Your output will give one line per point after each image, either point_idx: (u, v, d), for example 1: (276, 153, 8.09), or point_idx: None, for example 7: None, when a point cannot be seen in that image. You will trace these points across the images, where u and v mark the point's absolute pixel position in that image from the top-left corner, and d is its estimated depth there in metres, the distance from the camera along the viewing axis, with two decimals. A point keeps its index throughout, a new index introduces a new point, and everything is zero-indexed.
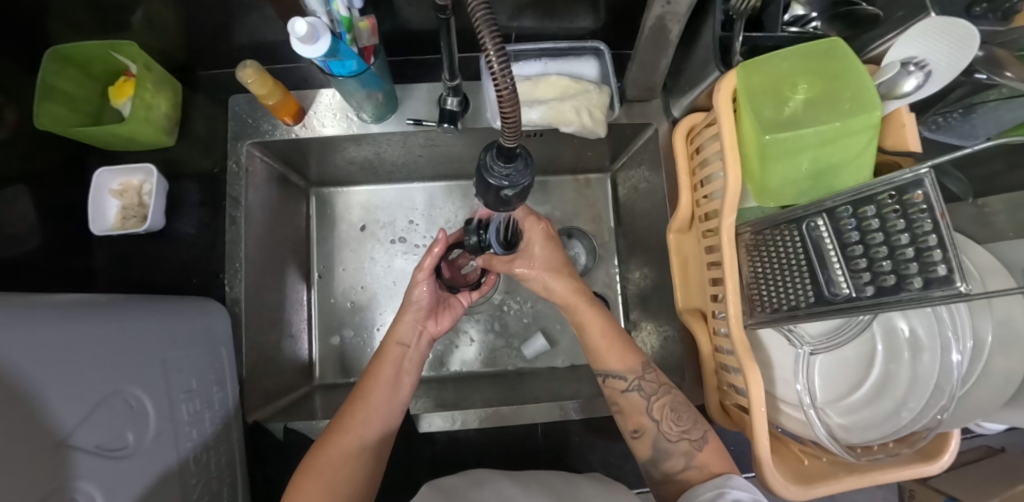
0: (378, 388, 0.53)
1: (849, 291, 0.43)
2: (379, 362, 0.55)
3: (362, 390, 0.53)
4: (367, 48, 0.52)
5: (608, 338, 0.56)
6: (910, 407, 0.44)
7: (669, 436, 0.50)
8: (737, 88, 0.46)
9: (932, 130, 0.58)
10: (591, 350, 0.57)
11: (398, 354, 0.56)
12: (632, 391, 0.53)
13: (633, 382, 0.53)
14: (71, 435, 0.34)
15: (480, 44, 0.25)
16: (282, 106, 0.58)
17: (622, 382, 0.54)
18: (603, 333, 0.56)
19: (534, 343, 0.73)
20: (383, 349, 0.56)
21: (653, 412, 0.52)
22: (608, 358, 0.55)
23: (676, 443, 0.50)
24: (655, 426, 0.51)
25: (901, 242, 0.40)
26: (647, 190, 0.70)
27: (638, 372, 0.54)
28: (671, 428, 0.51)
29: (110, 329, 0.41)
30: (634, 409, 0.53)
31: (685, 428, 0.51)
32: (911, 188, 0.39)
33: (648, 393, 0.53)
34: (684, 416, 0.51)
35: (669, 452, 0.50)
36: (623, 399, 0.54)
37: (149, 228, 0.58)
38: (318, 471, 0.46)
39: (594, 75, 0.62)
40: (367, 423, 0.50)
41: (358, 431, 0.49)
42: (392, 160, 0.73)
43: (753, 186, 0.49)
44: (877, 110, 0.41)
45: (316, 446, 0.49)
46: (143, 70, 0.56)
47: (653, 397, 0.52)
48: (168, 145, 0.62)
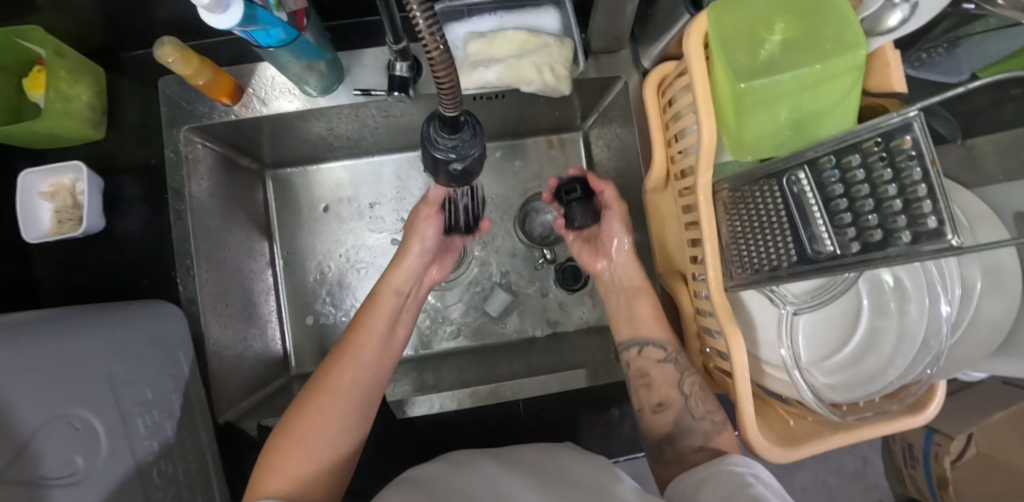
0: (368, 337, 0.51)
1: (833, 249, 0.40)
2: (369, 309, 0.53)
3: (349, 340, 0.50)
4: (298, 12, 0.46)
5: (654, 313, 0.55)
6: (897, 364, 0.42)
7: (694, 413, 0.49)
8: (709, 31, 0.41)
9: (915, 68, 0.54)
10: (619, 315, 0.57)
11: (392, 298, 0.54)
12: (667, 362, 0.52)
13: (671, 353, 0.52)
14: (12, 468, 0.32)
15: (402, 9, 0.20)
16: (214, 86, 0.52)
17: (659, 352, 0.52)
18: (649, 312, 0.55)
19: (496, 299, 0.71)
20: (375, 294, 0.55)
21: (683, 386, 0.50)
22: (649, 326, 0.54)
23: (699, 421, 0.49)
24: (684, 401, 0.50)
25: (888, 194, 0.36)
26: (620, 149, 0.66)
27: (676, 346, 0.53)
28: (699, 405, 0.49)
29: (44, 350, 0.38)
30: (665, 381, 0.51)
31: (710, 408, 0.49)
32: (900, 132, 0.35)
33: (682, 367, 0.51)
34: (710, 398, 0.50)
35: (690, 429, 0.49)
36: (656, 369, 0.52)
37: (87, 231, 0.54)
38: (302, 433, 0.43)
39: (556, 28, 0.56)
40: (356, 383, 0.47)
41: (348, 381, 0.47)
42: (348, 135, 0.68)
43: (728, 138, 0.44)
44: (862, 49, 0.37)
45: (295, 406, 0.46)
46: (53, 56, 0.50)
47: (687, 372, 0.50)
48: (97, 138, 0.57)
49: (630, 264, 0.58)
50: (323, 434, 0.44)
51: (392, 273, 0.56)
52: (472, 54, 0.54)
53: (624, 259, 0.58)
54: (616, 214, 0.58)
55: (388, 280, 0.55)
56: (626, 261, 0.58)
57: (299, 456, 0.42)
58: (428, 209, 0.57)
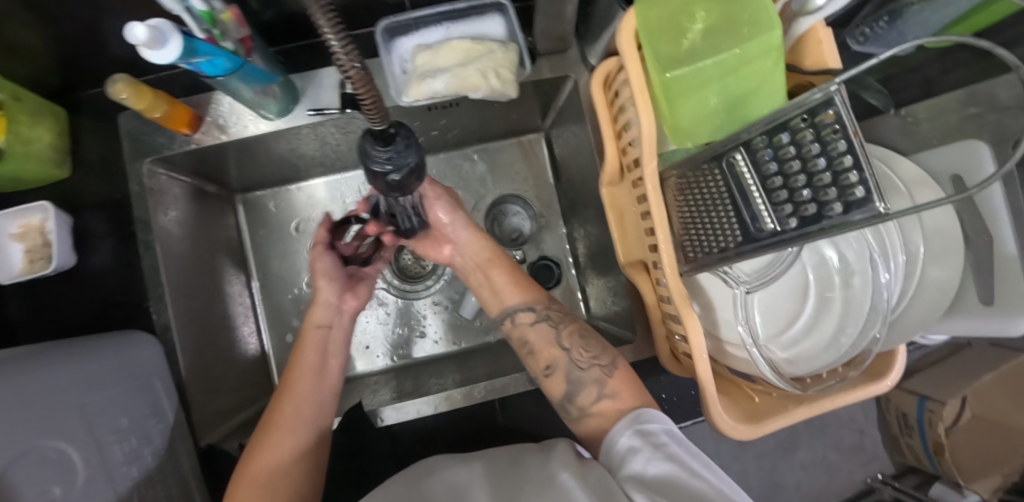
0: (301, 378, 0.50)
1: (774, 225, 0.41)
2: (298, 351, 0.53)
3: (284, 385, 0.50)
4: (243, 40, 0.48)
5: (515, 281, 0.56)
6: (848, 332, 0.44)
7: (580, 364, 0.48)
8: (636, 27, 0.42)
9: (861, 41, 0.58)
10: (484, 294, 0.57)
11: (318, 334, 0.54)
12: (540, 323, 0.52)
13: (541, 313, 0.53)
14: None
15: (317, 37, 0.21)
16: (171, 117, 0.54)
17: (529, 315, 0.53)
18: (511, 281, 0.55)
19: (469, 303, 0.71)
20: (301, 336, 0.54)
21: (563, 341, 0.50)
22: (509, 295, 0.55)
23: (587, 371, 0.47)
24: (565, 355, 0.49)
25: (818, 168, 0.38)
26: (578, 146, 0.67)
27: (543, 302, 0.54)
28: (582, 356, 0.48)
29: (15, 386, 0.39)
30: (545, 343, 0.51)
31: (595, 354, 0.48)
32: (823, 108, 0.36)
33: (555, 322, 0.52)
34: (593, 343, 0.49)
35: (581, 381, 0.47)
36: (532, 331, 0.52)
37: (58, 268, 0.55)
38: (254, 478, 0.43)
39: (501, 34, 0.58)
40: (296, 425, 0.47)
41: (285, 426, 0.47)
42: (311, 155, 0.69)
43: (668, 127, 0.46)
44: (776, 28, 0.38)
45: (250, 446, 0.46)
46: (10, 100, 0.51)
47: (561, 325, 0.52)
48: (62, 177, 0.58)
49: (472, 236, 0.58)
50: (273, 477, 0.43)
51: (313, 314, 0.55)
52: (420, 67, 0.56)
53: (464, 235, 0.58)
54: (434, 197, 0.57)
55: (313, 317, 0.55)
56: (466, 236, 0.58)
57: (259, 499, 0.42)
58: (319, 248, 0.58)
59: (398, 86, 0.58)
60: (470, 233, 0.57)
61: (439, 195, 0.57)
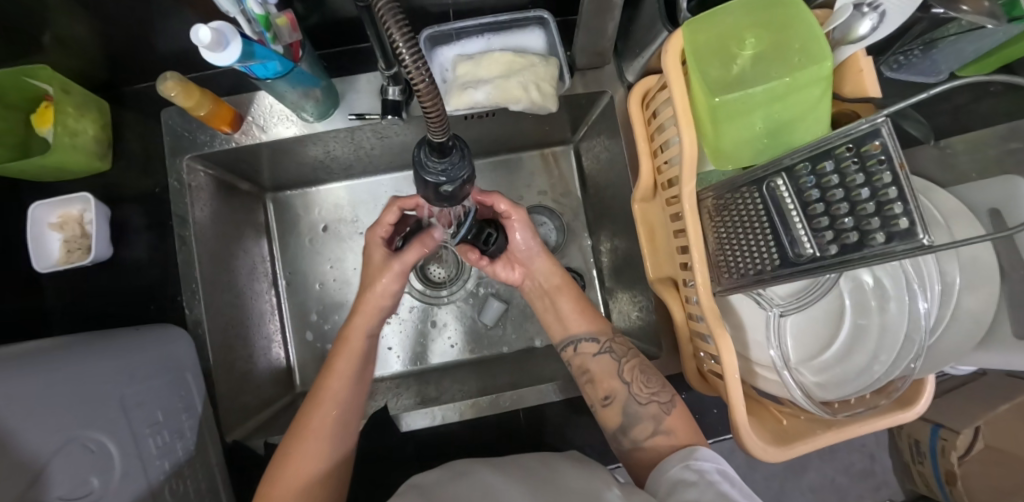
0: (347, 358, 0.52)
1: (813, 251, 0.41)
2: (348, 325, 0.55)
3: (331, 361, 0.53)
4: (293, 44, 0.48)
5: (581, 309, 0.58)
6: (881, 361, 0.44)
7: (639, 399, 0.51)
8: (684, 48, 0.43)
9: (894, 69, 0.57)
10: (551, 317, 0.60)
11: (374, 307, 0.55)
12: (602, 354, 0.55)
13: (604, 344, 0.55)
14: (40, 490, 0.34)
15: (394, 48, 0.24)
16: (214, 115, 0.55)
17: (593, 346, 0.55)
18: (575, 307, 0.58)
19: (490, 309, 0.72)
20: (356, 305, 0.55)
21: (623, 375, 0.53)
22: (576, 323, 0.57)
23: (645, 407, 0.50)
24: (626, 390, 0.52)
25: (862, 197, 0.38)
26: (609, 160, 0.68)
27: (608, 335, 0.56)
28: (642, 391, 0.51)
29: (62, 374, 0.40)
30: (605, 374, 0.53)
31: (654, 390, 0.51)
32: (868, 139, 0.37)
33: (618, 356, 0.54)
34: (653, 378, 0.52)
35: (639, 415, 0.50)
36: (594, 363, 0.54)
37: (95, 259, 0.56)
38: (294, 471, 0.46)
39: (541, 48, 0.59)
40: (334, 414, 0.50)
41: (326, 412, 0.49)
42: (344, 157, 0.70)
43: (708, 148, 0.46)
44: (828, 61, 0.39)
45: (289, 437, 0.49)
46: (60, 93, 0.52)
47: (623, 359, 0.54)
48: (104, 169, 0.59)
49: (541, 259, 0.60)
50: (313, 470, 0.47)
51: (370, 284, 0.56)
52: (461, 76, 0.56)
53: (539, 261, 0.61)
54: (516, 220, 0.59)
55: (372, 295, 0.55)
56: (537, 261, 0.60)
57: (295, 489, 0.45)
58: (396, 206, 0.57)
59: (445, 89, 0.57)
60: (543, 259, 0.60)
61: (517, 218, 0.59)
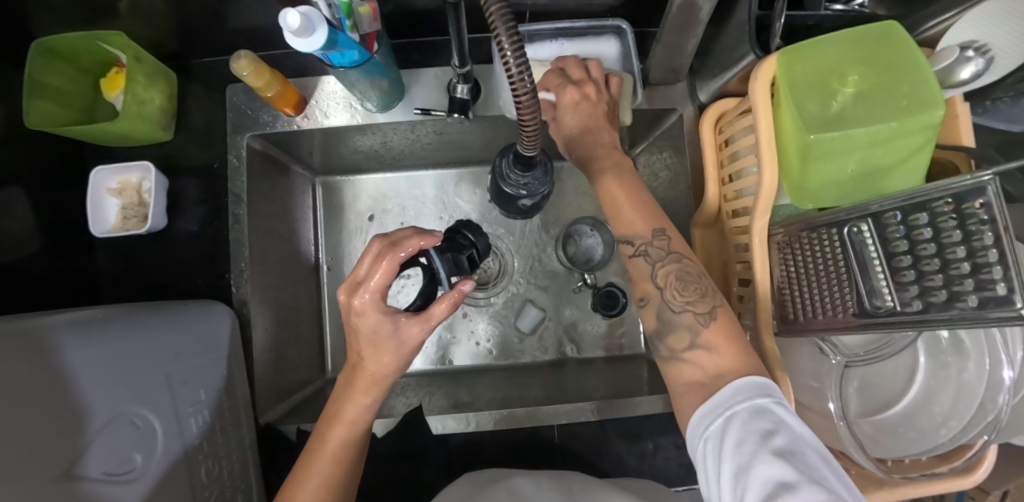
0: (342, 436, 0.43)
1: (893, 304, 0.40)
2: (344, 399, 0.43)
3: (323, 432, 0.43)
4: (370, 34, 0.47)
5: (622, 197, 0.48)
6: (949, 425, 0.42)
7: (673, 306, 0.43)
8: (777, 78, 0.41)
9: (977, 115, 0.54)
10: (605, 213, 0.49)
11: (373, 378, 0.42)
12: (638, 256, 0.46)
13: (641, 246, 0.46)
14: (79, 465, 0.35)
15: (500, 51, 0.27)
16: (281, 97, 0.54)
17: (628, 248, 0.46)
18: (622, 190, 0.48)
19: (528, 316, 0.72)
20: (353, 373, 0.43)
21: (656, 278, 0.44)
22: (622, 218, 0.47)
23: (679, 315, 0.42)
24: (659, 295, 0.44)
25: (956, 256, 0.35)
26: (669, 178, 0.67)
27: (646, 238, 0.45)
28: (676, 298, 0.43)
29: None
30: (639, 275, 0.46)
31: (690, 299, 0.43)
32: (971, 196, 0.34)
33: (654, 259, 0.45)
34: (691, 285, 0.43)
35: (672, 324, 0.42)
36: (627, 263, 0.47)
37: (149, 229, 0.56)
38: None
39: (614, 58, 0.57)
40: (331, 480, 0.42)
41: (327, 470, 0.42)
42: (399, 148, 0.69)
43: (789, 184, 0.44)
44: (940, 109, 0.36)
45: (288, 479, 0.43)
46: (133, 62, 0.52)
47: (659, 264, 0.45)
48: (165, 140, 0.60)
49: (589, 118, 0.51)
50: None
51: (362, 348, 0.41)
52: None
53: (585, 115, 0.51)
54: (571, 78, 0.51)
55: (372, 364, 0.41)
56: (581, 113, 0.51)
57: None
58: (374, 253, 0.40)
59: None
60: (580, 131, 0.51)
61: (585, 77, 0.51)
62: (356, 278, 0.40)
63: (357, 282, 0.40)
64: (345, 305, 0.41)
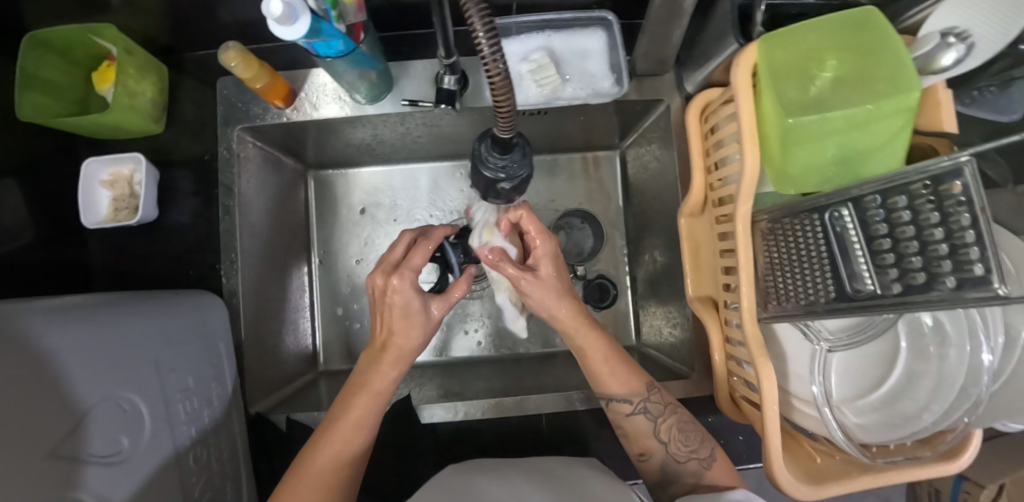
0: (364, 405, 0.46)
1: (874, 288, 0.40)
2: (372, 371, 0.47)
3: (346, 402, 0.46)
4: (356, 25, 0.47)
5: (609, 359, 0.50)
6: (932, 410, 0.42)
7: (677, 457, 0.48)
8: (758, 64, 0.41)
9: (965, 105, 0.54)
10: (590, 374, 0.52)
11: (401, 351, 0.47)
12: (637, 414, 0.50)
13: (639, 405, 0.50)
14: (81, 450, 0.35)
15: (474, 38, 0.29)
16: (270, 89, 0.55)
17: (626, 407, 0.50)
18: (604, 359, 0.50)
19: None
20: (382, 349, 0.47)
21: (659, 435, 0.49)
22: (611, 382, 0.50)
23: (684, 464, 0.48)
24: (663, 449, 0.49)
25: (935, 237, 0.36)
26: (658, 170, 0.68)
27: (642, 395, 0.50)
28: (681, 450, 0.48)
29: (99, 333, 0.40)
30: (640, 432, 0.50)
31: (692, 448, 0.48)
32: (949, 177, 0.34)
33: (654, 415, 0.50)
34: (692, 436, 0.49)
35: (677, 474, 0.48)
36: (627, 423, 0.51)
37: (140, 220, 0.57)
38: (312, 475, 0.42)
39: (601, 51, 0.59)
40: (354, 441, 0.45)
41: (348, 432, 0.45)
42: (390, 142, 0.70)
43: (772, 170, 0.45)
44: (916, 91, 0.37)
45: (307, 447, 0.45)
46: (124, 54, 0.53)
47: (659, 419, 0.50)
48: (157, 132, 0.60)
49: (547, 296, 0.49)
50: (324, 483, 0.42)
51: (393, 325, 0.47)
52: (539, 80, 0.57)
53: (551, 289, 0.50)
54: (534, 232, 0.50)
55: (399, 338, 0.47)
56: (543, 296, 0.49)
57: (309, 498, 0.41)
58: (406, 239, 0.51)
59: (527, 93, 0.58)
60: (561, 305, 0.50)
61: (532, 233, 0.50)
62: (389, 265, 0.48)
63: (384, 268, 0.47)
64: (380, 286, 0.47)
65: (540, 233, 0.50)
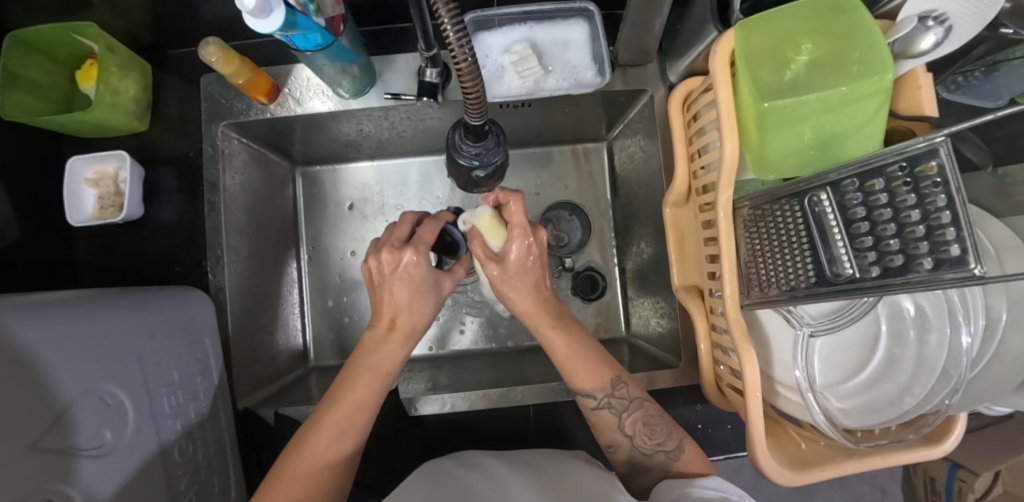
0: (366, 386, 0.46)
1: (853, 271, 0.39)
2: (376, 350, 0.47)
3: (343, 386, 0.45)
4: (335, 18, 0.47)
5: (576, 356, 0.50)
6: (913, 393, 0.42)
7: (644, 450, 0.48)
8: (734, 50, 0.41)
9: (951, 90, 0.54)
10: (559, 365, 0.52)
11: (411, 329, 0.48)
12: (602, 409, 0.50)
13: (603, 400, 0.49)
14: (68, 443, 0.36)
15: (440, 25, 0.29)
16: (252, 85, 0.55)
17: (591, 401, 0.50)
18: (569, 353, 0.50)
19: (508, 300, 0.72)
20: (387, 329, 0.47)
21: (625, 429, 0.49)
22: (578, 376, 0.50)
23: (651, 458, 0.47)
24: (629, 442, 0.49)
25: (911, 219, 0.36)
26: (643, 160, 0.69)
27: (607, 391, 0.49)
28: (646, 442, 0.48)
29: (84, 328, 0.40)
30: (606, 426, 0.50)
31: (659, 441, 0.47)
32: (924, 158, 0.34)
33: (619, 411, 0.49)
34: (658, 428, 0.48)
35: (645, 466, 0.48)
36: (593, 416, 0.51)
37: (126, 217, 0.57)
38: (311, 458, 0.41)
39: (582, 41, 0.59)
40: (357, 423, 0.44)
41: (348, 414, 0.44)
42: (377, 136, 0.70)
43: (751, 155, 0.44)
44: (890, 72, 0.37)
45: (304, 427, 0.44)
46: (106, 52, 0.53)
47: (624, 414, 0.49)
48: (141, 130, 0.60)
49: (510, 287, 0.51)
50: (323, 466, 0.42)
51: (401, 302, 0.47)
52: (522, 72, 0.57)
53: (521, 284, 0.51)
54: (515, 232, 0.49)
55: (404, 315, 0.48)
56: (513, 289, 0.51)
57: (307, 481, 0.41)
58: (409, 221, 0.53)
59: (509, 85, 0.58)
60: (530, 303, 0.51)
61: (514, 227, 0.49)
62: (397, 242, 0.48)
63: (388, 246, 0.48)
64: (389, 262, 0.46)
65: (522, 227, 0.49)
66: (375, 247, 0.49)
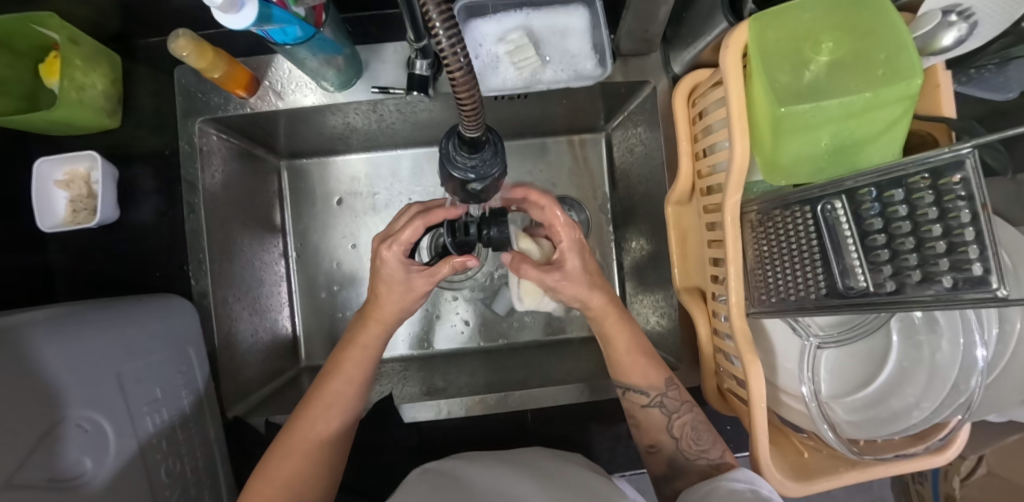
0: (357, 362, 0.49)
1: (866, 284, 0.37)
2: (361, 328, 0.49)
3: (338, 361, 0.49)
4: (316, 7, 0.44)
5: (635, 352, 0.51)
6: (921, 407, 0.41)
7: (687, 454, 0.49)
8: (748, 45, 0.38)
9: (961, 83, 0.51)
10: (612, 360, 0.52)
11: (383, 316, 0.49)
12: (652, 407, 0.51)
13: (655, 398, 0.51)
14: (43, 476, 0.34)
15: (430, 29, 0.25)
16: (229, 78, 0.51)
17: (642, 398, 0.51)
18: (627, 350, 0.51)
19: (503, 298, 0.71)
20: (369, 309, 0.49)
21: (672, 430, 0.50)
22: (633, 373, 0.51)
23: (693, 462, 0.48)
24: (673, 444, 0.50)
25: (932, 233, 0.33)
26: (644, 154, 0.66)
27: (660, 389, 0.51)
28: (691, 447, 0.49)
29: (56, 351, 0.38)
30: (652, 425, 0.51)
31: (704, 448, 0.48)
32: (949, 170, 0.31)
33: (670, 410, 0.51)
34: (704, 436, 0.49)
35: (685, 469, 0.48)
36: (642, 413, 0.52)
37: (101, 221, 0.54)
38: (305, 438, 0.45)
39: (584, 29, 0.54)
40: (347, 396, 0.48)
41: (339, 388, 0.48)
42: (364, 129, 0.66)
43: (762, 160, 0.42)
44: (918, 77, 0.35)
45: (285, 430, 0.46)
46: (69, 45, 0.49)
47: (674, 415, 0.50)
48: (112, 127, 0.57)
49: (575, 287, 0.49)
50: (317, 442, 0.46)
51: (390, 291, 0.47)
52: (518, 62, 0.53)
53: (573, 287, 0.49)
54: (564, 240, 0.49)
55: (388, 304, 0.48)
56: (572, 290, 0.49)
57: (300, 456, 0.45)
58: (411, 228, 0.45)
59: (504, 76, 0.54)
60: (597, 299, 0.50)
61: (556, 227, 0.48)
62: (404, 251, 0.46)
63: (397, 245, 0.45)
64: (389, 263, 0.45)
65: (564, 226, 0.49)
66: (383, 239, 0.46)
